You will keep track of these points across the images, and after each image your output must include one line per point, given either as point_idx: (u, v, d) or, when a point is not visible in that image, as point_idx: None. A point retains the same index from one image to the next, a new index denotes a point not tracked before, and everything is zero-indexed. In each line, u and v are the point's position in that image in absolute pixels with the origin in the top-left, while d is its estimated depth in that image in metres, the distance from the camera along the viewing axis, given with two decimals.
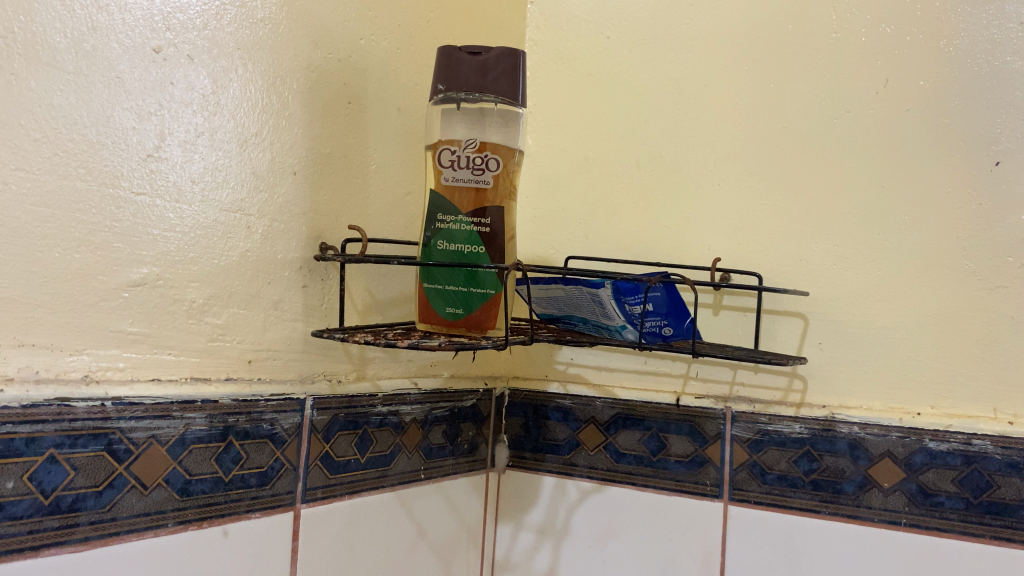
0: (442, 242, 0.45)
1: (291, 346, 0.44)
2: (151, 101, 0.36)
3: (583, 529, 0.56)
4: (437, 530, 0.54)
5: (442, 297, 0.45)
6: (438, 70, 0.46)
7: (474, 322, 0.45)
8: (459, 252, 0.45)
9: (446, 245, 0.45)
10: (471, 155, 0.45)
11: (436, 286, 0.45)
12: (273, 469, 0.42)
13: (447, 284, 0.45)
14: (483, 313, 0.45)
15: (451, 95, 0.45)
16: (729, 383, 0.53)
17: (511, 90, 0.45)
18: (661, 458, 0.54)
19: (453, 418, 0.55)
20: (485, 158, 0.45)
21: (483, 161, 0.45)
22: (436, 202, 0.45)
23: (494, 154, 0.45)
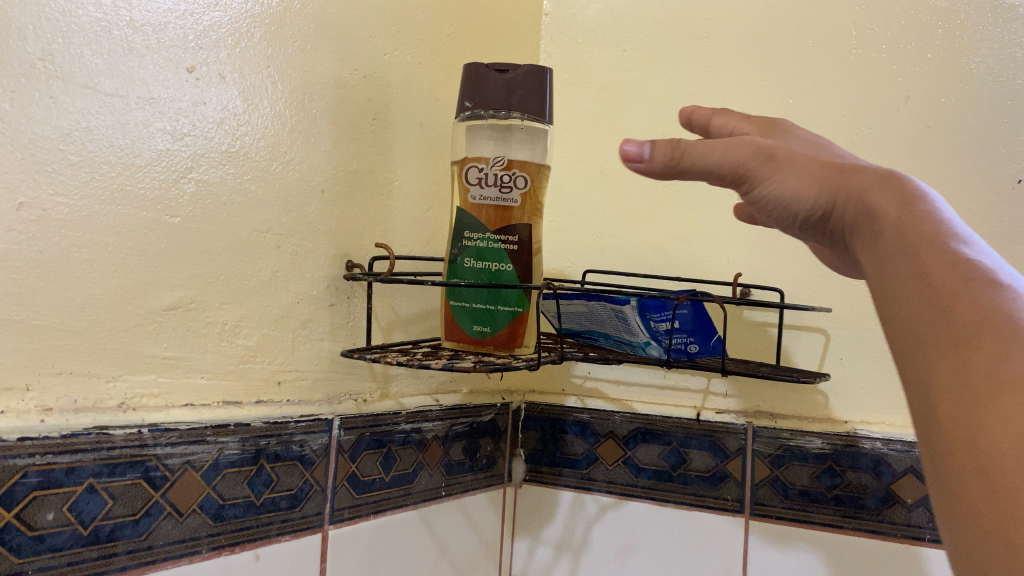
0: (468, 260, 0.45)
1: (318, 366, 0.43)
2: (185, 122, 0.36)
3: (602, 544, 0.56)
4: (457, 546, 0.53)
5: (469, 315, 0.45)
6: (464, 86, 0.45)
7: (502, 340, 0.45)
8: (486, 270, 0.45)
9: (473, 263, 0.45)
10: (498, 173, 0.45)
11: (462, 304, 0.45)
12: (303, 491, 0.42)
13: (475, 302, 0.44)
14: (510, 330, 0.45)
15: (478, 112, 0.45)
16: (750, 398, 0.53)
17: (539, 108, 0.45)
18: (681, 473, 0.54)
19: (472, 434, 0.55)
20: (512, 176, 0.44)
21: (511, 179, 0.44)
22: (463, 220, 0.45)
23: (522, 172, 0.45)
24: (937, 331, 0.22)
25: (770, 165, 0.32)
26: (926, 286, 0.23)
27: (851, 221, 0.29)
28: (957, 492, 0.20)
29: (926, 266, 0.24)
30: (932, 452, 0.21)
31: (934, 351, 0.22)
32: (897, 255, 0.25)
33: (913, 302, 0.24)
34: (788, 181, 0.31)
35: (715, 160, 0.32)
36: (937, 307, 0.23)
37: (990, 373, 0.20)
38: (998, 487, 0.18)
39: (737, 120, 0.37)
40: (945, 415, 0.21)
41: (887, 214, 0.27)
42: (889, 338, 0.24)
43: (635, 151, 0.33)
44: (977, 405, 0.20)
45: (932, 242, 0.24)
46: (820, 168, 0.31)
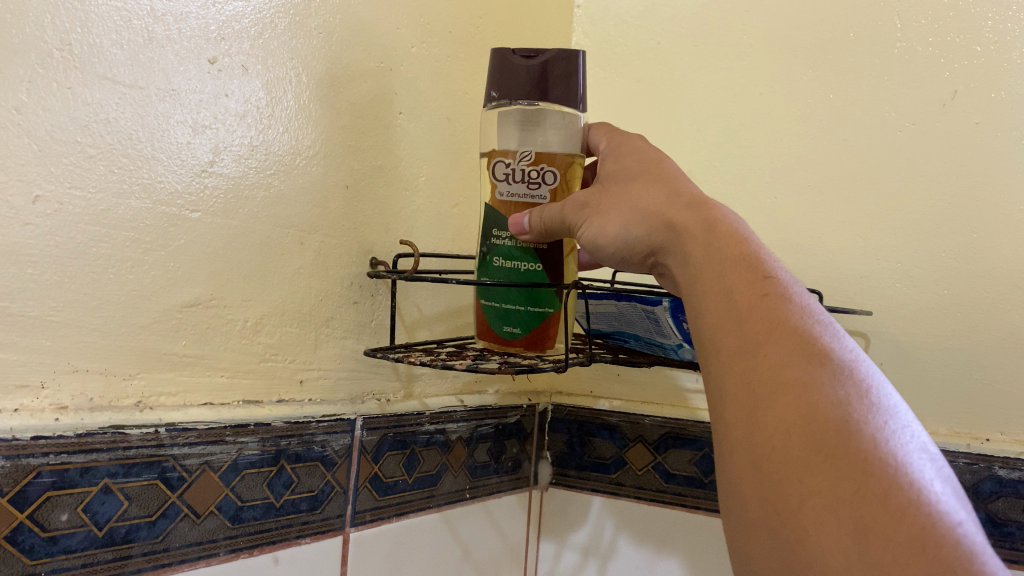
0: (497, 259, 0.43)
1: (341, 365, 0.42)
2: (206, 115, 0.35)
3: (630, 550, 0.55)
4: (481, 550, 0.52)
5: (498, 316, 0.44)
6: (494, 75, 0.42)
7: (534, 341, 0.43)
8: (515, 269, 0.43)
9: (502, 261, 0.43)
10: (526, 168, 0.42)
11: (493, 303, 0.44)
12: (324, 493, 0.41)
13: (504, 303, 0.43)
14: (541, 329, 0.43)
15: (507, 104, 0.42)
16: None
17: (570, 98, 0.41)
18: (712, 480, 0.53)
19: (498, 436, 0.54)
20: (541, 171, 0.42)
21: (540, 174, 0.42)
22: (490, 217, 0.43)
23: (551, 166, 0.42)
24: (737, 335, 0.26)
25: (592, 208, 0.37)
26: (729, 305, 0.28)
27: (664, 249, 0.34)
28: (736, 483, 0.23)
29: (727, 280, 0.28)
30: (723, 437, 0.25)
31: (736, 356, 0.26)
32: (702, 276, 0.30)
33: (725, 307, 0.28)
34: (608, 221, 0.36)
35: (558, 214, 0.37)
36: (738, 318, 0.27)
37: (770, 378, 0.24)
38: (766, 472, 0.22)
39: (608, 147, 0.42)
40: (735, 411, 0.25)
41: (697, 239, 0.32)
42: (698, 351, 0.29)
43: (518, 222, 0.38)
44: (761, 404, 0.24)
45: (726, 259, 0.29)
46: (638, 207, 0.36)
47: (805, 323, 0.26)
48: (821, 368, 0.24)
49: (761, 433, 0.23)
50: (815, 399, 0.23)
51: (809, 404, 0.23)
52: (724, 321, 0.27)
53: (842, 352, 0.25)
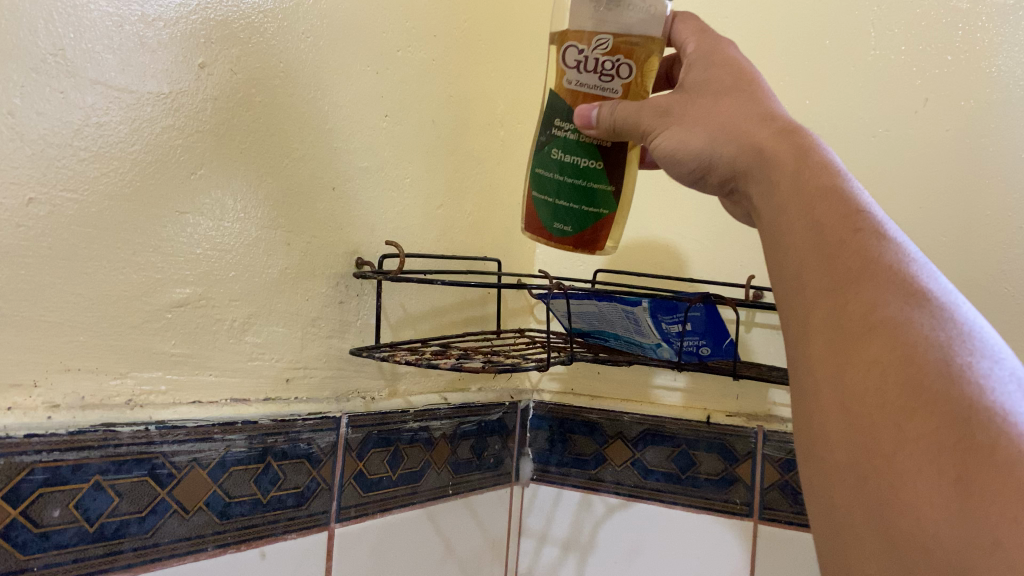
0: (557, 151, 0.37)
1: (326, 363, 0.43)
2: (195, 118, 0.35)
3: (609, 546, 0.56)
4: (464, 544, 0.53)
5: (549, 209, 0.38)
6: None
7: (585, 241, 0.38)
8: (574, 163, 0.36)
9: (562, 154, 0.37)
10: (601, 55, 0.34)
11: (545, 196, 0.38)
12: (309, 489, 0.41)
13: (556, 197, 0.37)
14: (592, 231, 0.38)
15: None
16: (761, 400, 0.53)
17: None
18: (689, 475, 0.54)
19: (480, 433, 0.55)
20: (616, 62, 0.34)
21: (614, 66, 0.34)
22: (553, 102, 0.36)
23: (629, 57, 0.34)
24: (818, 274, 0.25)
25: (664, 120, 0.33)
26: (816, 236, 0.26)
27: (741, 169, 0.32)
28: (820, 425, 0.23)
29: (815, 216, 0.26)
30: (808, 376, 0.24)
31: (822, 294, 0.24)
32: (784, 208, 0.28)
33: (806, 245, 0.26)
34: (682, 136, 0.33)
35: (631, 120, 0.33)
36: (822, 256, 0.25)
37: (858, 322, 0.23)
38: (853, 419, 0.21)
39: (695, 42, 0.36)
40: (818, 356, 0.23)
41: (785, 165, 0.29)
42: (780, 281, 0.27)
43: (585, 114, 0.34)
44: (850, 350, 0.22)
45: (811, 192, 0.27)
46: (720, 123, 0.32)
47: (901, 261, 0.24)
48: (914, 313, 0.22)
49: (850, 378, 0.22)
50: (910, 345, 0.21)
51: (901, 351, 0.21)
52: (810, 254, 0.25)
53: (943, 293, 0.23)
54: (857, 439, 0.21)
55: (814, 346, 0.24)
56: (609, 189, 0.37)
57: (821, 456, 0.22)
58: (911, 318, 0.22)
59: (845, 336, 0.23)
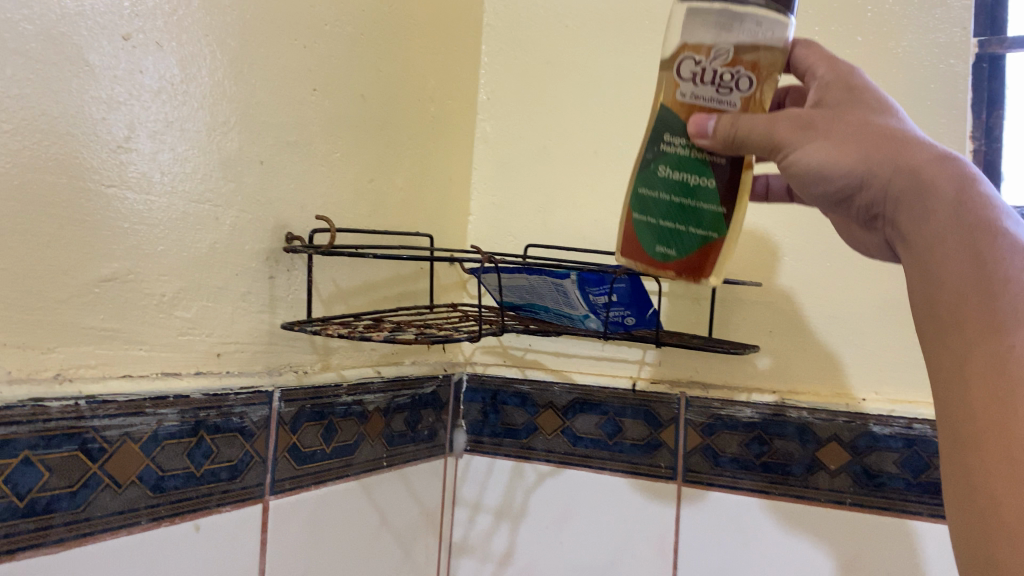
0: (664, 167, 0.35)
1: (257, 338, 0.43)
2: (121, 91, 0.35)
3: (541, 511, 0.58)
4: (398, 515, 0.54)
5: (653, 232, 0.36)
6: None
7: (690, 268, 0.35)
8: (684, 182, 0.34)
9: (669, 172, 0.35)
10: (720, 68, 0.32)
11: (648, 217, 0.35)
12: (242, 463, 0.42)
13: (665, 219, 0.35)
14: (700, 257, 0.35)
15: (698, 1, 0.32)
16: (684, 368, 0.55)
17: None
18: (616, 441, 0.56)
19: (413, 406, 0.55)
20: (737, 74, 0.32)
21: (734, 79, 0.32)
22: (664, 117, 0.34)
23: (752, 69, 0.32)
24: (961, 282, 0.27)
25: (801, 139, 0.31)
26: (972, 277, 0.27)
27: (891, 195, 0.30)
28: (982, 467, 0.24)
29: (959, 236, 0.28)
30: (963, 420, 0.26)
31: (980, 341, 0.26)
32: (928, 239, 0.29)
33: (952, 261, 0.28)
34: (819, 156, 0.31)
35: (755, 140, 0.31)
36: (977, 283, 0.27)
37: (994, 349, 0.25)
38: (980, 428, 0.25)
39: (825, 67, 0.35)
40: (955, 344, 0.27)
41: (944, 195, 0.29)
42: (927, 320, 0.29)
43: (699, 123, 0.32)
44: (978, 365, 0.26)
45: (955, 217, 0.28)
46: (857, 145, 0.31)
47: None
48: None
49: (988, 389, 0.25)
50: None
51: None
52: (970, 293, 0.27)
53: None
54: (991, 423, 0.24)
55: (946, 336, 0.27)
56: (717, 212, 0.34)
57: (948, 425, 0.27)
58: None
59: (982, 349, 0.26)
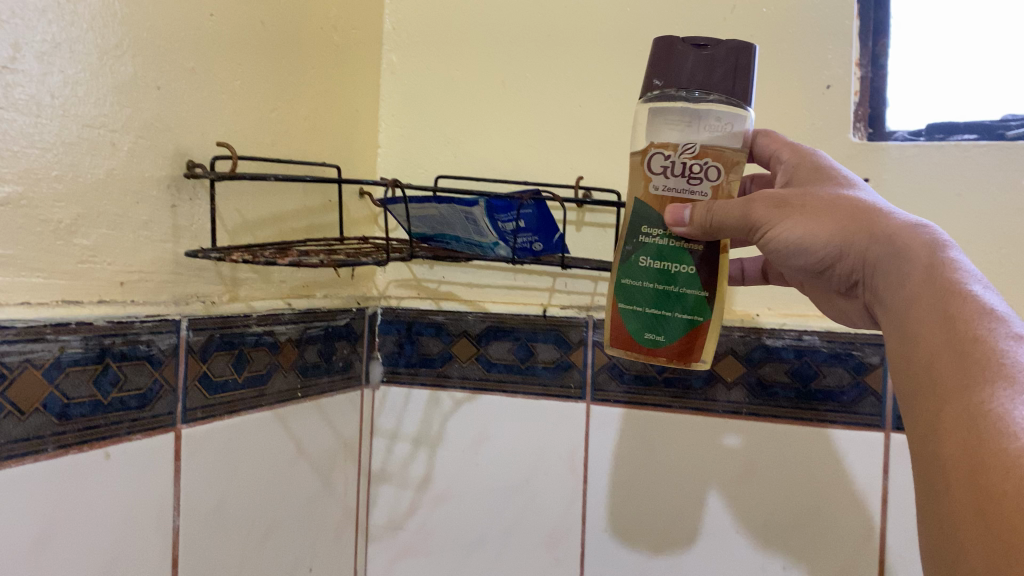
0: (647, 259, 0.40)
1: (161, 268, 0.43)
2: (3, 8, 0.34)
3: (457, 436, 0.59)
4: (315, 445, 0.55)
5: (641, 321, 0.40)
6: (654, 65, 0.39)
7: (679, 353, 0.40)
8: (666, 271, 0.39)
9: (651, 263, 0.40)
10: (687, 161, 0.38)
11: (634, 307, 0.40)
12: (152, 391, 0.42)
13: (648, 305, 0.40)
14: (687, 341, 0.40)
15: (666, 91, 0.38)
16: (590, 294, 0.58)
17: (740, 92, 0.37)
18: (528, 365, 0.58)
19: (327, 338, 0.56)
20: (704, 166, 0.37)
21: (702, 170, 0.37)
22: (640, 211, 0.39)
23: (717, 161, 0.37)
24: (928, 351, 0.30)
25: (774, 220, 0.36)
26: (946, 336, 0.29)
27: (867, 262, 0.35)
28: (950, 491, 0.27)
29: (927, 305, 0.31)
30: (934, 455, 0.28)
31: (947, 391, 0.28)
32: (903, 306, 0.33)
33: (926, 326, 0.31)
34: (794, 232, 0.36)
35: (731, 219, 0.36)
36: (949, 343, 0.29)
37: (953, 393, 0.28)
38: (948, 455, 0.27)
39: (790, 154, 0.42)
40: (925, 409, 0.29)
41: (918, 263, 0.32)
42: (908, 382, 0.31)
43: (676, 214, 0.37)
44: (947, 413, 0.28)
45: (925, 284, 0.31)
46: (829, 223, 0.36)
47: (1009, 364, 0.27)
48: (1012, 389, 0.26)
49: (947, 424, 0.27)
50: (985, 412, 0.26)
51: (977, 413, 0.26)
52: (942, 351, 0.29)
53: None
54: (951, 449, 0.27)
55: (919, 403, 0.30)
56: (700, 297, 0.39)
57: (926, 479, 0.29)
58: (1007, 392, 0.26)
59: (947, 395, 0.28)
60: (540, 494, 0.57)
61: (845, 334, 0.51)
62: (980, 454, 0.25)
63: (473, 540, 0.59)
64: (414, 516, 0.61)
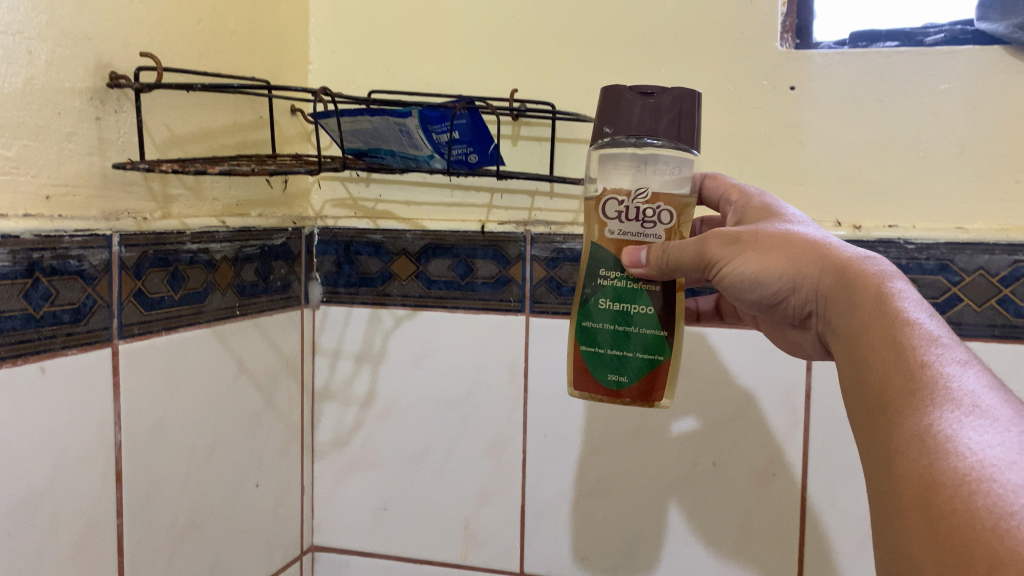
0: (605, 301, 0.42)
1: (89, 182, 0.42)
2: None
3: (399, 353, 0.60)
4: (256, 364, 0.55)
5: (605, 362, 0.43)
6: (602, 114, 0.41)
7: (642, 393, 0.42)
8: (624, 313, 0.42)
9: (609, 304, 0.42)
10: (641, 205, 0.40)
11: (597, 348, 0.43)
12: (85, 306, 0.41)
13: (610, 347, 0.42)
14: (648, 382, 0.42)
15: (615, 138, 0.40)
16: (528, 209, 0.58)
17: (685, 136, 0.39)
18: (468, 282, 0.58)
19: (264, 257, 0.56)
20: (657, 210, 0.40)
21: (656, 213, 0.40)
22: (597, 256, 0.41)
23: (669, 204, 0.40)
24: (875, 384, 0.30)
25: (728, 255, 0.38)
26: (893, 358, 0.30)
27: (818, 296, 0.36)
28: (896, 509, 0.27)
29: (872, 337, 0.31)
30: (883, 475, 0.28)
31: (894, 412, 0.29)
32: (850, 339, 0.33)
33: (874, 348, 0.31)
34: (747, 266, 0.37)
35: (684, 255, 0.38)
36: (898, 364, 0.29)
37: (900, 420, 0.28)
38: (897, 478, 0.27)
39: (739, 196, 0.44)
40: (876, 442, 0.29)
41: (866, 286, 0.33)
42: (858, 408, 0.31)
43: (633, 255, 0.40)
44: (895, 439, 0.28)
45: (869, 315, 0.32)
46: (778, 258, 0.37)
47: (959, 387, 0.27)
48: (958, 409, 0.26)
49: (896, 449, 0.27)
50: (931, 430, 0.26)
51: (925, 433, 0.26)
52: (891, 372, 0.30)
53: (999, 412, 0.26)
54: (899, 465, 0.27)
55: (871, 438, 0.30)
56: (659, 337, 0.41)
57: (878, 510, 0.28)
58: (953, 414, 0.26)
59: (894, 424, 0.28)
60: (481, 405, 0.59)
61: None
62: (928, 472, 0.25)
63: (417, 453, 0.61)
64: (359, 431, 0.62)
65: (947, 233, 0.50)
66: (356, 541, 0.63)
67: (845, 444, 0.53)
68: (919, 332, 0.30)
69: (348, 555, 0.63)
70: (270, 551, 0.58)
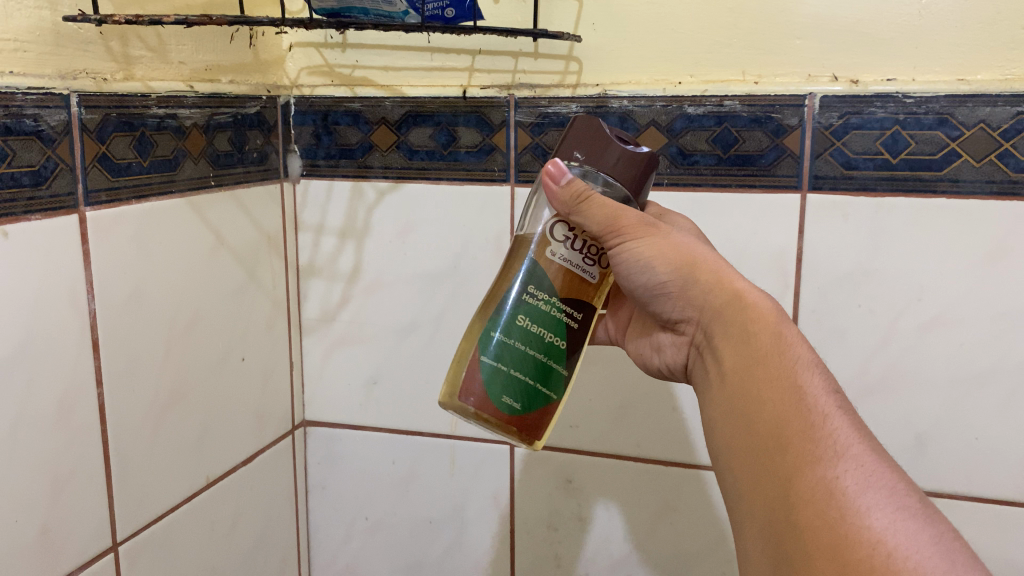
0: (522, 318, 0.41)
1: (40, 38, 0.40)
2: None
3: (382, 227, 0.59)
4: (235, 236, 0.54)
5: (541, 404, 0.42)
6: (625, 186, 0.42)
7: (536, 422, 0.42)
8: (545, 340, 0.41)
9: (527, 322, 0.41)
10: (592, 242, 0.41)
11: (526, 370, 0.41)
12: (46, 170, 0.40)
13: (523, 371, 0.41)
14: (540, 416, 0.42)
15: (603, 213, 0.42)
16: (512, 72, 0.55)
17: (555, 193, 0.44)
18: (451, 151, 0.56)
19: (238, 127, 0.54)
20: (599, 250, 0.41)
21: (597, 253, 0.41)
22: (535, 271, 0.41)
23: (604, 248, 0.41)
24: (770, 422, 0.35)
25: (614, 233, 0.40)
26: (792, 396, 0.35)
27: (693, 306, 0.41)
28: (800, 528, 0.32)
29: (770, 368, 0.36)
30: (781, 495, 0.33)
31: (792, 443, 0.33)
32: (737, 366, 0.37)
33: (773, 379, 0.35)
34: (642, 250, 0.40)
35: (596, 216, 0.39)
36: (798, 403, 0.34)
37: (801, 448, 0.33)
38: (798, 522, 0.32)
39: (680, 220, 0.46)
40: (766, 480, 0.34)
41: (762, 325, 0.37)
42: (744, 429, 0.36)
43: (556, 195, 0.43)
44: (794, 485, 0.33)
45: (762, 352, 0.36)
46: (670, 251, 0.40)
47: (851, 439, 0.33)
48: (854, 460, 0.32)
49: (799, 495, 0.32)
50: (840, 480, 0.32)
51: (831, 490, 0.31)
52: (790, 407, 0.34)
53: (886, 469, 0.32)
54: (808, 490, 0.32)
55: (758, 472, 0.35)
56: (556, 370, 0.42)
57: (767, 541, 0.33)
58: (851, 464, 0.32)
59: (795, 470, 0.33)
60: (467, 277, 0.58)
61: (767, 96, 0.50)
62: (839, 525, 0.30)
63: (403, 326, 0.60)
64: (347, 306, 0.61)
65: (948, 85, 0.47)
66: (347, 415, 0.63)
67: (838, 307, 0.52)
68: (809, 378, 0.35)
69: (340, 429, 0.64)
70: (259, 424, 0.58)
